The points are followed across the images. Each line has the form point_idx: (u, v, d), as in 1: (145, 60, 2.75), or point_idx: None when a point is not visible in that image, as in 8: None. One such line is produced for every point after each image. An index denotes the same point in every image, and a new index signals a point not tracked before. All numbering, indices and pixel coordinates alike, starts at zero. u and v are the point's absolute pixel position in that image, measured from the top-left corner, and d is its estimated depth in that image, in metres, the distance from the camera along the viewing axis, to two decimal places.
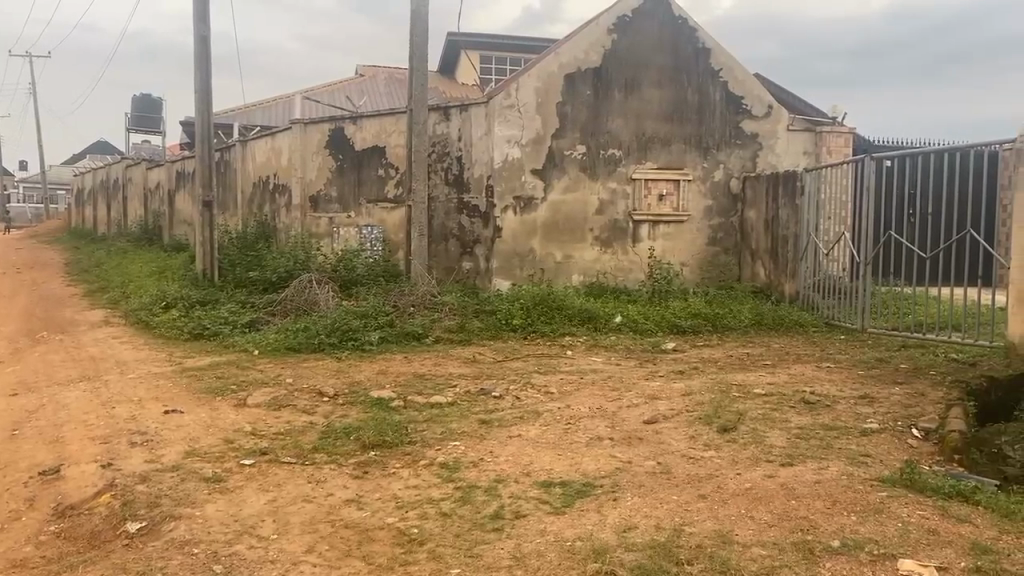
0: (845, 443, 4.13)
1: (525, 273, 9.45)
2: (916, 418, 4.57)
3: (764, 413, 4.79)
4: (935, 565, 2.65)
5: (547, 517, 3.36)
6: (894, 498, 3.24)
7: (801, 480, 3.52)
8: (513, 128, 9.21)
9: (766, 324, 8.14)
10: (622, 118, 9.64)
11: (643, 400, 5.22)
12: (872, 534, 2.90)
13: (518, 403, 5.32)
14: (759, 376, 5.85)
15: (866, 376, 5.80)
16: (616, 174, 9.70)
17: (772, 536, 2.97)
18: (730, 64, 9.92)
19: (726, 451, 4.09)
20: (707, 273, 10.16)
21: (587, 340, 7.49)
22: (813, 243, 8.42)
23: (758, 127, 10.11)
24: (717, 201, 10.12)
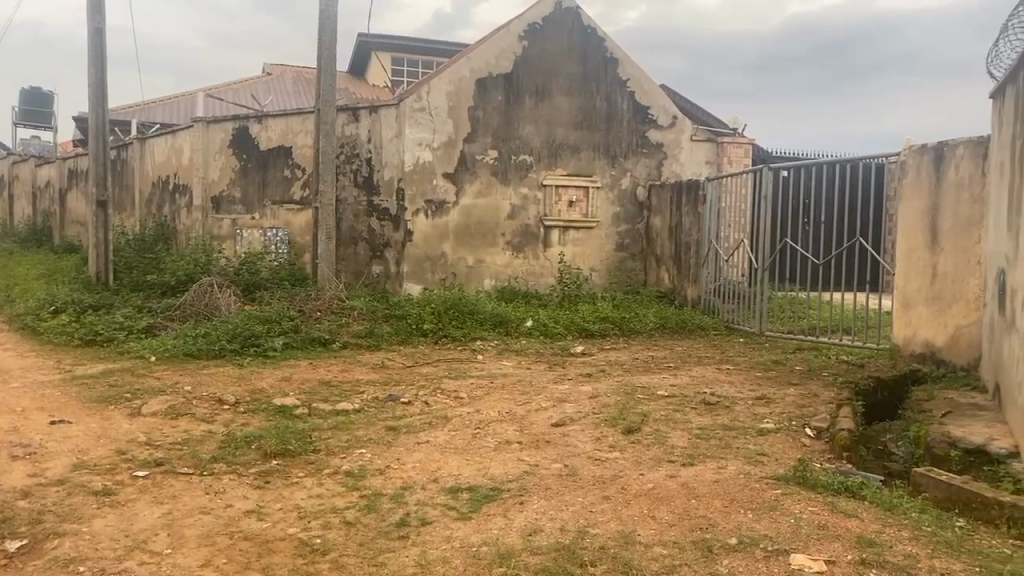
0: (743, 443, 4.26)
1: (436, 277, 9.40)
2: (809, 417, 4.78)
3: (667, 414, 4.90)
4: (824, 559, 2.76)
5: (454, 523, 3.33)
6: (788, 495, 3.37)
7: (701, 480, 3.62)
8: (424, 131, 9.16)
9: (670, 328, 8.35)
10: (532, 124, 9.72)
11: (551, 403, 5.26)
12: (767, 531, 3.00)
13: (426, 409, 5.27)
14: (662, 378, 5.99)
15: (762, 377, 6.02)
16: (526, 180, 9.77)
17: (673, 535, 3.03)
18: (636, 75, 10.14)
19: (630, 452, 4.16)
20: (615, 278, 10.35)
21: (499, 344, 7.50)
22: (714, 250, 8.69)
23: (663, 137, 10.38)
24: (625, 208, 10.33)
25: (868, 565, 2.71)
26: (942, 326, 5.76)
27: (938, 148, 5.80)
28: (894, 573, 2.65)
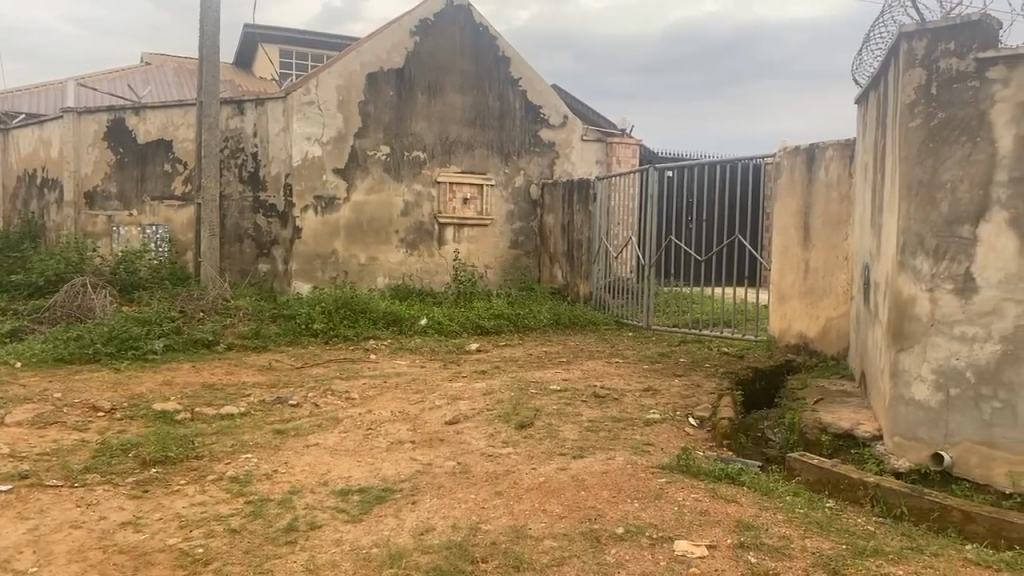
0: (630, 433, 4.38)
1: (328, 276, 9.17)
2: (693, 408, 4.96)
3: (559, 408, 4.98)
4: (705, 544, 2.86)
5: (344, 526, 3.27)
6: (673, 483, 3.49)
7: (590, 471, 3.69)
8: (313, 125, 8.93)
9: (563, 323, 8.49)
10: (425, 120, 9.66)
11: (445, 401, 5.24)
12: (652, 519, 3.08)
13: (317, 410, 5.15)
14: (555, 373, 6.08)
15: (650, 370, 6.21)
16: (420, 176, 9.70)
17: (563, 527, 3.08)
18: (528, 74, 10.25)
19: (523, 447, 4.20)
20: (509, 276, 10.42)
21: (392, 343, 7.41)
22: (604, 247, 8.89)
23: (555, 136, 10.53)
24: (518, 206, 10.42)
25: (746, 548, 2.83)
26: (814, 318, 6.10)
27: (810, 150, 6.15)
28: (770, 554, 2.79)
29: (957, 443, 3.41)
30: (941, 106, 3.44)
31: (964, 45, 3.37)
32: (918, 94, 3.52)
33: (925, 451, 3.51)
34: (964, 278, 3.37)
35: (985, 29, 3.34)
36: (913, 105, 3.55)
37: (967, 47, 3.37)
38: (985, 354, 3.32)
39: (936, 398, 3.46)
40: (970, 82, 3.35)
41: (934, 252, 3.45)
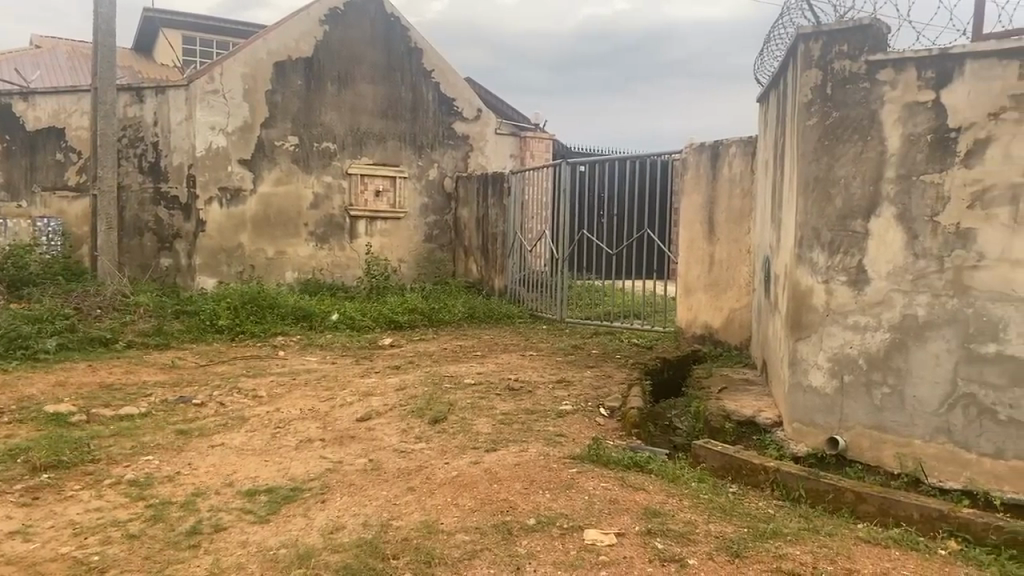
0: (543, 425, 4.42)
1: (234, 271, 8.89)
2: (604, 398, 5.04)
3: (472, 402, 4.97)
4: (614, 532, 2.92)
5: (250, 528, 3.18)
6: (583, 473, 3.54)
7: (503, 464, 3.71)
8: (218, 114, 8.63)
9: (477, 317, 8.49)
10: (335, 111, 9.47)
11: (356, 397, 5.15)
12: (563, 510, 3.12)
13: (222, 410, 4.99)
14: (469, 367, 6.07)
15: (563, 362, 6.28)
16: (330, 168, 9.51)
17: (475, 521, 3.08)
18: (441, 66, 10.19)
19: (436, 442, 4.18)
20: (423, 270, 10.34)
21: (302, 339, 7.25)
22: (518, 241, 8.93)
23: (469, 129, 10.51)
24: (432, 199, 10.35)
25: (654, 534, 2.90)
26: (719, 310, 6.30)
27: (714, 146, 6.33)
28: (676, 539, 2.86)
29: (851, 427, 3.59)
30: (835, 106, 3.59)
31: (857, 48, 3.52)
32: (814, 94, 3.67)
33: (821, 436, 3.68)
34: (856, 270, 3.54)
35: (876, 33, 3.50)
36: (809, 103, 3.69)
37: (858, 50, 3.52)
38: (875, 343, 3.49)
39: (831, 384, 3.64)
40: (862, 83, 3.50)
41: (830, 245, 3.62)
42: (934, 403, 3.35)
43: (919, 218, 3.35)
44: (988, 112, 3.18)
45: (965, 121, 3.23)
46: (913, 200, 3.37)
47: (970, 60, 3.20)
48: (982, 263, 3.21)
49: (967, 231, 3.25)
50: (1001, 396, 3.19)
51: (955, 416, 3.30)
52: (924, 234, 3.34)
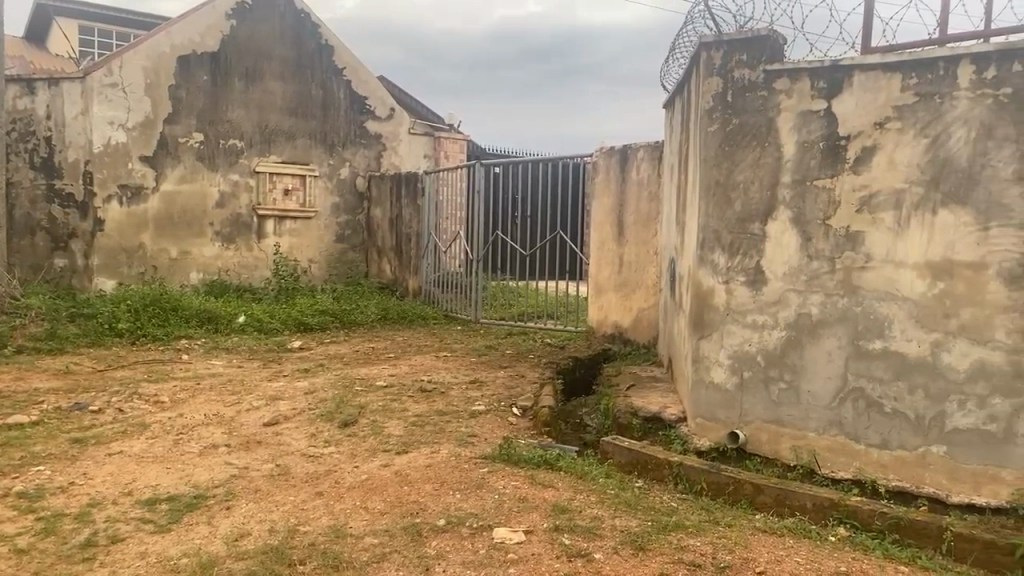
0: (455, 426, 4.42)
1: (134, 271, 8.56)
2: (516, 398, 5.09)
3: (384, 404, 4.94)
4: (523, 530, 2.95)
5: (150, 538, 3.07)
6: (493, 473, 3.57)
7: (413, 466, 3.70)
8: (117, 109, 8.28)
9: (390, 318, 8.41)
10: (242, 107, 9.23)
11: (263, 402, 5.04)
12: (472, 509, 3.14)
13: (121, 417, 4.79)
14: (381, 369, 6.02)
15: (476, 362, 6.30)
16: (237, 166, 9.25)
17: (384, 523, 3.06)
18: (353, 63, 10.04)
19: (345, 445, 4.13)
20: (335, 270, 10.17)
21: (207, 343, 7.03)
22: (433, 241, 8.90)
23: (382, 129, 10.40)
24: (344, 198, 10.20)
25: (561, 531, 2.95)
26: (628, 309, 6.45)
27: (623, 150, 6.47)
28: (583, 535, 2.92)
29: (750, 421, 3.74)
30: (735, 113, 3.73)
31: (755, 57, 3.67)
32: (715, 101, 3.80)
33: (722, 431, 3.82)
34: (754, 271, 3.70)
35: (773, 44, 3.65)
36: (712, 110, 3.82)
37: (756, 60, 3.67)
38: (773, 340, 3.65)
39: (731, 380, 3.78)
40: (760, 91, 3.65)
41: (730, 247, 3.77)
42: (826, 398, 3.52)
43: (812, 221, 3.52)
44: (874, 121, 3.35)
45: (853, 130, 3.40)
46: (806, 205, 3.53)
47: (857, 72, 3.38)
48: (870, 264, 3.40)
49: (856, 234, 3.42)
50: (886, 390, 3.37)
51: (846, 409, 3.47)
52: (817, 236, 3.51)
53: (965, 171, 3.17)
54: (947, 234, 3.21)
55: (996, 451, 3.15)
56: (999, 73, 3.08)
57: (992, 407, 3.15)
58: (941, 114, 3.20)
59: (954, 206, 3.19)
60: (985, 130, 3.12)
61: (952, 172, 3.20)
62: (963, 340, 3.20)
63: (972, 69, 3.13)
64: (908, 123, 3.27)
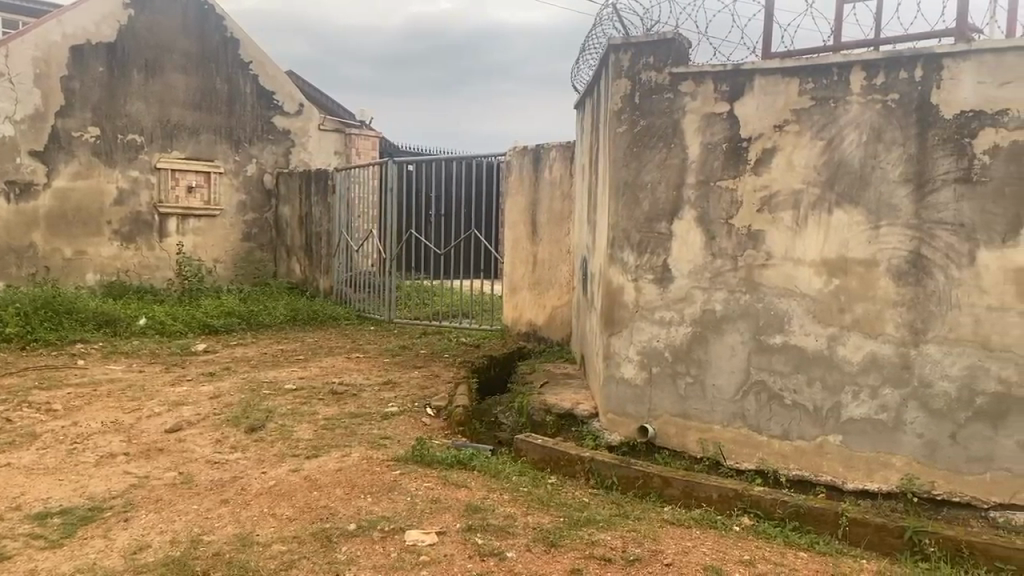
0: (367, 429, 4.35)
1: (24, 272, 8.10)
2: (429, 398, 5.05)
3: (293, 407, 4.82)
4: (435, 531, 2.93)
5: (39, 554, 2.90)
6: (405, 475, 3.53)
7: (323, 470, 3.62)
8: (3, 100, 7.82)
9: (300, 319, 8.22)
10: (142, 101, 8.85)
11: (166, 408, 4.84)
12: (384, 512, 3.10)
13: (8, 427, 4.51)
14: (290, 372, 5.88)
15: (389, 363, 6.23)
16: (137, 162, 8.87)
17: (293, 530, 2.99)
18: (259, 57, 9.74)
19: (252, 451, 4.01)
20: (241, 271, 9.86)
21: (105, 347, 6.71)
22: (344, 240, 8.75)
23: (290, 125, 10.13)
24: (251, 196, 9.89)
25: (474, 531, 2.94)
26: (542, 308, 6.50)
27: (536, 150, 6.52)
28: (495, 534, 2.92)
29: (659, 415, 3.82)
30: (643, 115, 3.80)
31: (661, 60, 3.74)
32: (624, 102, 3.86)
33: (632, 425, 3.89)
34: (662, 269, 3.78)
35: (678, 47, 3.73)
36: (620, 111, 3.88)
37: (663, 62, 3.74)
38: (680, 336, 3.74)
39: (641, 375, 3.86)
40: (666, 93, 3.73)
41: (639, 245, 3.84)
42: (730, 391, 3.64)
43: (716, 221, 3.63)
44: (773, 124, 3.48)
45: (754, 132, 3.52)
46: (711, 204, 3.64)
47: (758, 77, 3.50)
48: (770, 261, 3.52)
49: (758, 232, 3.54)
50: (786, 382, 3.50)
51: (749, 402, 3.59)
52: (720, 235, 3.62)
53: (857, 172, 3.32)
54: (841, 233, 3.36)
55: (886, 438, 3.31)
56: (887, 80, 3.24)
57: (883, 397, 3.31)
58: (835, 118, 3.35)
59: (847, 206, 3.34)
60: (874, 134, 3.28)
61: (845, 173, 3.34)
62: (856, 334, 3.35)
63: (862, 76, 3.28)
64: (805, 126, 3.41)
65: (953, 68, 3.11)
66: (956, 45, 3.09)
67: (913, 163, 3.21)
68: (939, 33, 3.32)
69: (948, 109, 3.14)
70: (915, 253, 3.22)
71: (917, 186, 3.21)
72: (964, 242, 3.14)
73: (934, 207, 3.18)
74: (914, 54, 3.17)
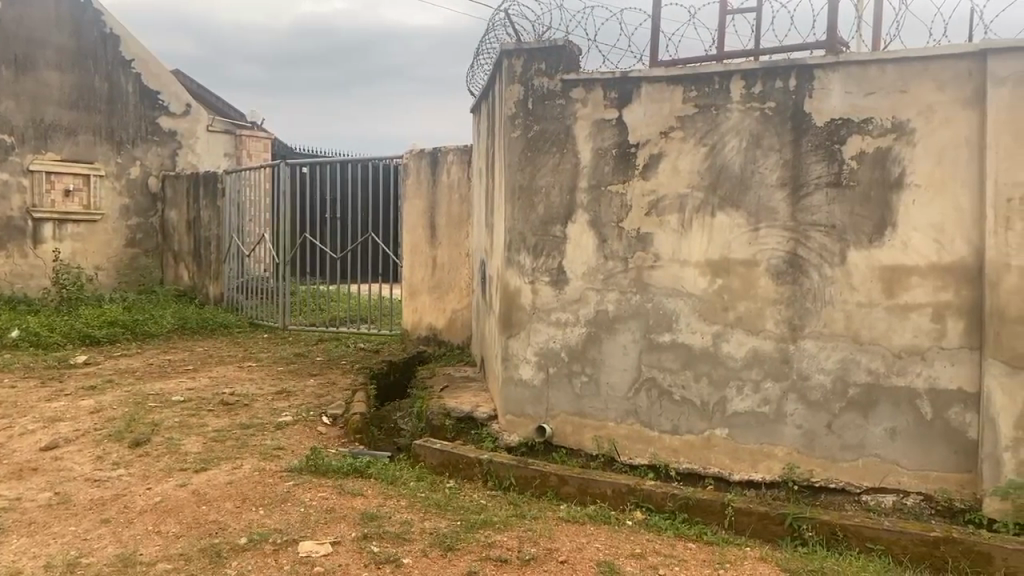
0: (259, 439, 4.24)
1: None
2: (325, 406, 4.96)
3: (181, 420, 4.64)
4: (330, 541, 2.89)
5: None
6: (299, 486, 3.45)
7: (213, 484, 3.50)
8: None
9: (189, 328, 7.92)
10: (12, 99, 8.38)
11: (40, 425, 4.57)
12: (277, 525, 3.03)
13: None
14: (178, 383, 5.65)
15: (284, 371, 6.08)
16: (6, 164, 8.38)
17: (180, 547, 2.88)
18: (142, 54, 9.31)
19: (136, 466, 3.84)
20: (125, 278, 9.41)
21: None
22: (236, 245, 8.48)
23: (177, 125, 9.72)
24: (135, 200, 9.45)
25: (370, 539, 2.91)
26: (441, 311, 6.50)
27: (433, 152, 6.50)
28: (391, 541, 2.90)
29: (556, 414, 3.88)
30: (536, 120, 3.85)
31: (553, 66, 3.81)
32: (517, 107, 3.90)
33: (530, 425, 3.93)
34: (556, 271, 3.85)
35: (568, 54, 3.80)
36: (514, 116, 3.91)
37: (554, 69, 3.81)
38: (575, 337, 3.82)
39: (538, 376, 3.91)
40: (558, 100, 3.80)
41: (534, 248, 3.89)
42: (623, 388, 3.74)
43: (607, 224, 3.72)
44: (660, 131, 3.59)
45: (642, 138, 3.63)
46: (602, 208, 3.73)
47: (645, 84, 3.61)
48: (658, 263, 3.64)
49: (646, 235, 3.65)
50: (675, 379, 3.63)
51: (640, 399, 3.70)
52: (612, 238, 3.71)
53: (738, 176, 3.47)
54: (724, 235, 3.51)
55: (768, 430, 3.48)
56: (764, 88, 3.40)
57: (765, 390, 3.47)
58: (717, 124, 3.49)
59: (729, 209, 3.49)
60: (753, 140, 3.44)
61: (728, 178, 3.49)
62: (739, 331, 3.51)
63: (741, 85, 3.44)
64: (689, 132, 3.54)
65: (824, 79, 3.31)
66: (826, 57, 3.29)
67: (789, 168, 3.39)
68: (812, 45, 3.52)
69: (819, 117, 3.33)
70: (791, 254, 3.40)
71: (793, 190, 3.39)
72: (836, 242, 3.33)
73: (808, 210, 3.37)
74: (789, 65, 3.35)
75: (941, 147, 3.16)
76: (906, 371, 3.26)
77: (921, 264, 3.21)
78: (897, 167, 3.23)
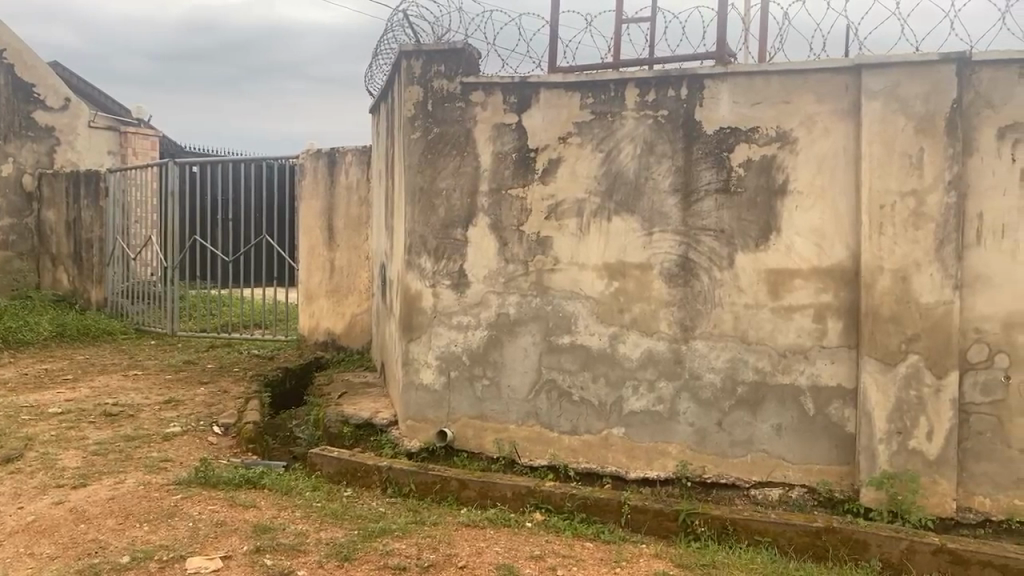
0: (145, 452, 4.04)
1: None
2: (217, 416, 4.78)
3: (58, 433, 4.37)
4: (219, 556, 2.78)
5: None
6: (187, 499, 3.31)
7: (92, 501, 3.31)
8: None
9: (68, 335, 7.48)
10: None
11: None
12: (163, 541, 2.89)
13: None
14: (55, 394, 5.32)
15: (172, 380, 5.82)
16: None
17: (54, 570, 2.71)
18: (14, 45, 8.80)
19: (7, 485, 3.59)
20: None
21: None
22: (120, 248, 8.07)
23: (54, 121, 9.16)
24: (6, 199, 8.85)
25: (263, 552, 2.82)
26: (339, 315, 6.38)
27: (330, 153, 6.39)
28: (286, 553, 2.82)
29: (456, 419, 3.87)
30: (435, 122, 3.82)
31: (452, 69, 3.79)
32: (417, 109, 3.86)
33: (431, 430, 3.90)
34: (457, 274, 3.84)
35: (468, 58, 3.80)
36: (413, 118, 3.87)
37: (453, 71, 3.79)
38: (475, 339, 3.82)
39: (439, 380, 3.88)
40: (457, 103, 3.79)
41: (434, 251, 3.86)
42: (523, 390, 3.76)
43: (507, 228, 3.74)
44: (558, 136, 3.64)
45: (541, 143, 3.67)
46: (503, 211, 3.74)
47: (543, 90, 3.65)
48: (558, 266, 3.68)
49: (545, 239, 3.69)
50: (574, 380, 3.68)
51: (540, 400, 3.73)
52: (512, 241, 3.74)
53: (633, 182, 3.55)
54: (620, 239, 3.58)
55: (663, 428, 3.57)
56: (657, 96, 3.50)
57: (659, 390, 3.56)
58: (613, 131, 3.56)
59: (624, 214, 3.57)
60: (647, 147, 3.53)
61: (623, 184, 3.57)
62: (634, 332, 3.59)
63: (636, 92, 3.52)
64: (586, 138, 3.60)
65: (713, 88, 3.43)
66: (715, 68, 3.41)
67: (681, 175, 3.49)
68: (702, 56, 3.64)
69: (709, 125, 3.45)
70: (683, 257, 3.50)
71: (684, 196, 3.50)
72: (724, 246, 3.45)
73: (699, 215, 3.48)
74: (679, 74, 3.45)
75: (822, 156, 3.32)
76: (790, 368, 3.41)
77: (803, 267, 3.37)
78: (781, 174, 3.37)
